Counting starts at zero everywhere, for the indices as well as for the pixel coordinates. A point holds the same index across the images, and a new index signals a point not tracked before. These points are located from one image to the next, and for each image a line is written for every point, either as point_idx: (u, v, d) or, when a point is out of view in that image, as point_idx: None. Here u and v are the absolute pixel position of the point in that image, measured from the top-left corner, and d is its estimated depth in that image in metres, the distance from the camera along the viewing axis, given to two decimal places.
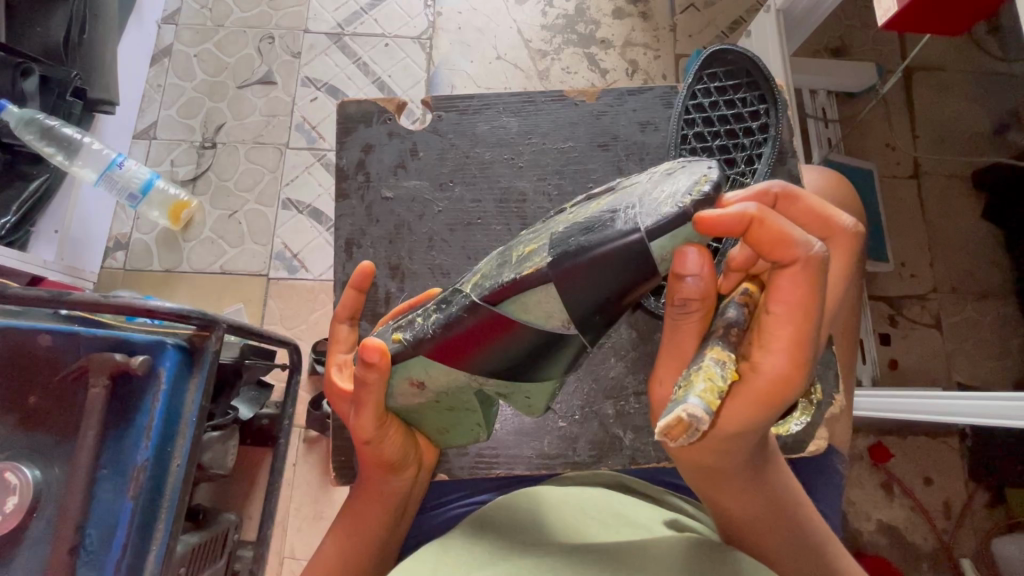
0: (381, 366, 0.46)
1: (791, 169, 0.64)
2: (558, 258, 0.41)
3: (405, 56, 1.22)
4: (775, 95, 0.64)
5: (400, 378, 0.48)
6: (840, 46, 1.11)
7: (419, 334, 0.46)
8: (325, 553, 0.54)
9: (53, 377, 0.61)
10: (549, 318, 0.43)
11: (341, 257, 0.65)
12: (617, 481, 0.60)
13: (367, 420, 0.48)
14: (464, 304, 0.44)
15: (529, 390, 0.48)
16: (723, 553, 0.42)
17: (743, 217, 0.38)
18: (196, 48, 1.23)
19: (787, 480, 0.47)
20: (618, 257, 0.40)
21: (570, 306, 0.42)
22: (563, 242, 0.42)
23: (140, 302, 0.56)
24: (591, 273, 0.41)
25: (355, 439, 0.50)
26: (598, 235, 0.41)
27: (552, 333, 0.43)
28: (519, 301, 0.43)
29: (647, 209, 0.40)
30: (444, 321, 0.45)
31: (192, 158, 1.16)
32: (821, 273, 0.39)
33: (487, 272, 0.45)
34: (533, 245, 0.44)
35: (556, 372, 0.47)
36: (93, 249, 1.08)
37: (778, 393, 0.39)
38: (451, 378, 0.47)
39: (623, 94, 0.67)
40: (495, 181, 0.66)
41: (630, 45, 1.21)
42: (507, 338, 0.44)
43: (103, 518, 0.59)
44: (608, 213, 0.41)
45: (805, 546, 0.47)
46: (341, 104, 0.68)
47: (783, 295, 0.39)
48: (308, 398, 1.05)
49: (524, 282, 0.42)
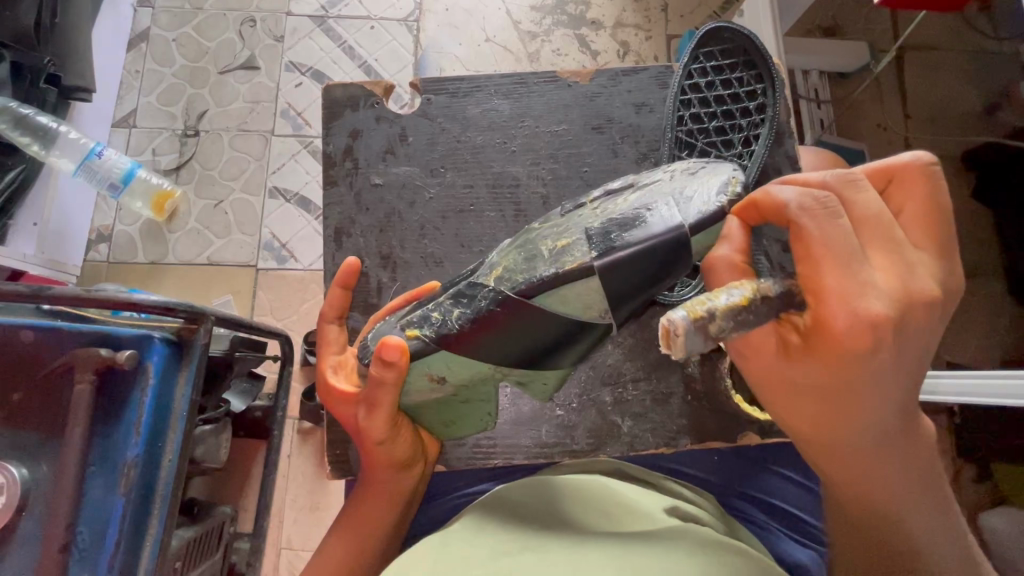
0: (401, 364, 0.45)
1: (788, 150, 0.62)
2: (602, 253, 0.41)
3: (392, 39, 1.18)
4: (773, 74, 0.62)
5: (418, 373, 0.47)
6: (832, 26, 1.13)
7: (442, 330, 0.44)
8: (328, 552, 0.54)
9: (37, 375, 0.59)
10: (587, 308, 0.43)
11: (330, 247, 0.64)
12: (614, 469, 0.57)
13: (380, 421, 0.49)
14: (493, 299, 0.43)
15: (547, 377, 0.49)
16: (718, 544, 0.42)
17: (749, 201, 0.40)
18: (175, 32, 1.19)
19: (915, 448, 0.42)
20: (664, 251, 0.41)
21: (610, 295, 0.42)
22: (603, 237, 0.42)
23: (125, 295, 0.54)
24: (635, 265, 0.41)
25: (367, 439, 0.51)
26: (637, 229, 0.42)
27: (586, 322, 0.43)
28: (557, 294, 0.42)
29: (685, 206, 0.43)
30: (471, 317, 0.43)
31: (174, 147, 1.13)
32: (830, 221, 0.36)
33: (513, 266, 0.44)
34: (564, 238, 0.43)
35: (568, 361, 0.47)
36: (74, 242, 1.06)
37: (857, 348, 0.36)
38: (472, 371, 0.47)
39: (616, 75, 0.66)
40: (487, 167, 0.65)
41: (620, 25, 1.18)
42: (540, 330, 0.43)
43: (95, 515, 0.58)
44: (645, 208, 0.43)
45: (939, 524, 0.42)
46: (326, 88, 0.66)
47: (802, 252, 0.37)
48: (301, 389, 1.04)
49: (564, 276, 0.42)
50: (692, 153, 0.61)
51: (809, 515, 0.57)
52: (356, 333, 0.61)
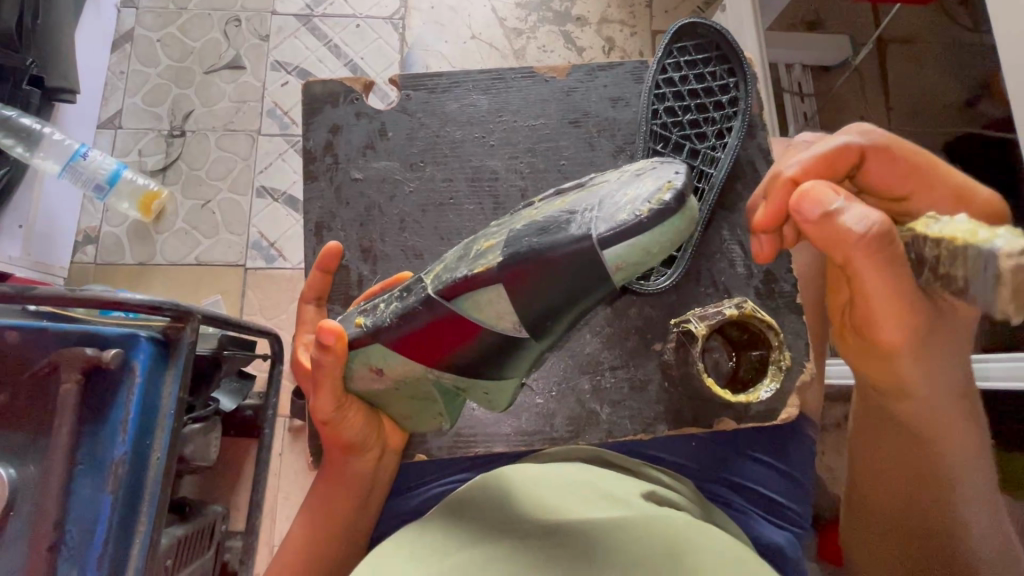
0: (337, 349, 0.47)
1: (760, 142, 0.64)
2: (509, 260, 0.41)
3: (377, 37, 1.19)
4: (744, 68, 0.63)
5: (360, 363, 0.49)
6: (816, 20, 1.19)
7: (378, 322, 0.46)
8: (293, 531, 0.56)
9: (22, 375, 0.60)
10: (500, 319, 0.42)
11: (312, 242, 0.65)
12: (596, 456, 0.57)
13: (325, 402, 0.51)
14: (421, 296, 0.44)
15: (487, 387, 0.48)
16: (694, 533, 0.42)
17: (789, 176, 0.48)
18: (159, 33, 1.19)
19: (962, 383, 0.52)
20: (571, 264, 0.40)
21: (519, 309, 0.42)
22: (517, 243, 0.41)
23: (109, 294, 0.55)
24: (542, 275, 0.40)
25: (314, 418, 0.53)
26: (551, 237, 0.40)
27: (503, 333, 0.43)
28: (472, 299, 0.43)
29: (604, 214, 0.40)
30: (401, 312, 0.45)
31: (160, 147, 1.13)
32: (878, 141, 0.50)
33: (448, 265, 0.45)
34: (492, 241, 0.43)
35: (517, 370, 0.47)
36: (61, 244, 1.05)
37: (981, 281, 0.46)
38: (409, 369, 0.47)
39: (593, 69, 0.67)
40: (466, 160, 0.65)
41: (606, 22, 1.19)
42: (459, 332, 0.44)
43: (83, 514, 0.58)
44: (565, 215, 0.41)
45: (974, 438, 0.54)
46: (306, 85, 0.67)
47: (873, 170, 0.50)
48: (290, 387, 1.04)
49: (476, 280, 0.42)
50: (666, 146, 0.62)
51: (786, 499, 0.59)
52: None
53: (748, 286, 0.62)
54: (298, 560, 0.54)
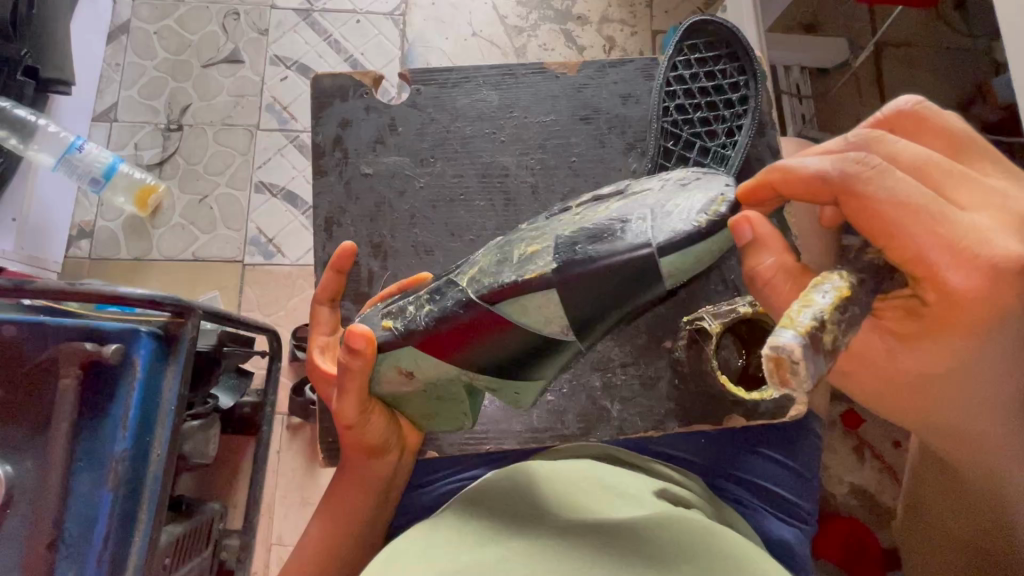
0: (367, 354, 0.46)
1: (770, 140, 0.64)
2: (563, 265, 0.41)
3: (378, 33, 1.18)
4: (755, 66, 0.63)
5: (388, 366, 0.48)
6: (813, 22, 1.14)
7: (410, 325, 0.45)
8: (309, 537, 0.55)
9: (19, 370, 0.59)
10: (548, 322, 0.43)
11: (321, 237, 0.64)
12: (605, 453, 0.57)
13: (350, 406, 0.50)
14: (459, 300, 0.44)
15: (519, 387, 0.49)
16: (706, 537, 0.42)
17: (762, 181, 0.41)
18: (156, 25, 1.17)
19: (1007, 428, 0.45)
20: (626, 269, 0.41)
21: (569, 312, 0.43)
22: (569, 248, 0.42)
23: (109, 289, 0.54)
24: (595, 281, 0.42)
25: (338, 423, 0.52)
26: (607, 245, 0.41)
27: (549, 336, 0.44)
28: (519, 303, 0.43)
29: (659, 223, 0.41)
30: (438, 315, 0.44)
31: (157, 141, 1.12)
32: (880, 175, 0.37)
33: (486, 268, 0.44)
34: (535, 245, 0.44)
35: (548, 371, 0.49)
36: (55, 238, 1.04)
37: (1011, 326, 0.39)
38: (441, 370, 0.47)
39: (603, 66, 0.67)
40: (476, 156, 0.65)
41: (606, 21, 1.19)
42: (501, 336, 0.44)
43: (82, 512, 0.58)
44: (618, 222, 0.42)
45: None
46: (314, 78, 0.66)
47: (868, 214, 0.37)
48: (289, 384, 1.03)
49: (524, 286, 0.42)
50: (677, 143, 0.62)
51: (795, 496, 0.59)
52: (347, 320, 0.62)
53: None
54: (316, 563, 0.54)
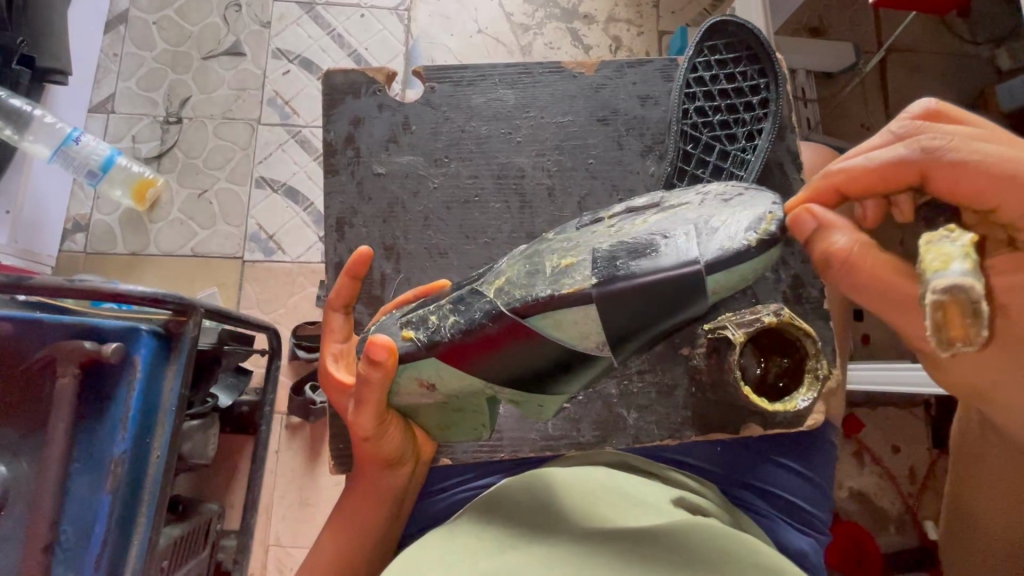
0: (388, 365, 0.46)
1: (789, 145, 0.63)
2: (604, 281, 0.41)
3: (382, 28, 1.16)
4: (775, 69, 0.62)
5: (408, 378, 0.47)
6: (818, 26, 1.13)
7: (434, 336, 0.45)
8: (320, 551, 0.54)
9: (15, 368, 0.57)
10: (584, 338, 0.42)
11: (332, 237, 0.63)
12: (618, 461, 0.57)
13: (368, 419, 0.49)
14: (487, 312, 0.43)
15: (543, 400, 0.48)
16: (725, 548, 0.41)
17: (828, 186, 0.44)
18: (155, 15, 1.15)
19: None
20: (669, 286, 0.40)
21: (608, 329, 0.42)
22: (609, 264, 0.41)
23: (109, 287, 0.52)
24: (639, 299, 0.41)
25: (355, 436, 0.51)
26: (650, 261, 0.41)
27: (583, 352, 0.43)
28: (553, 318, 0.42)
29: (705, 242, 0.41)
30: (463, 327, 0.43)
31: (155, 134, 1.10)
32: (960, 146, 0.40)
33: (514, 280, 0.43)
34: (569, 257, 0.43)
35: (574, 386, 0.48)
36: (50, 231, 1.02)
37: None
38: (463, 383, 0.46)
39: (622, 66, 0.65)
40: (492, 157, 0.64)
41: (612, 20, 1.18)
42: (530, 349, 0.43)
43: (79, 514, 0.56)
44: (660, 238, 0.41)
45: None
46: (326, 74, 0.64)
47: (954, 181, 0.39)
48: (290, 383, 1.02)
49: (561, 300, 0.41)
50: (697, 147, 0.61)
51: (809, 505, 0.58)
52: (360, 324, 0.62)
53: (776, 291, 0.61)
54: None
